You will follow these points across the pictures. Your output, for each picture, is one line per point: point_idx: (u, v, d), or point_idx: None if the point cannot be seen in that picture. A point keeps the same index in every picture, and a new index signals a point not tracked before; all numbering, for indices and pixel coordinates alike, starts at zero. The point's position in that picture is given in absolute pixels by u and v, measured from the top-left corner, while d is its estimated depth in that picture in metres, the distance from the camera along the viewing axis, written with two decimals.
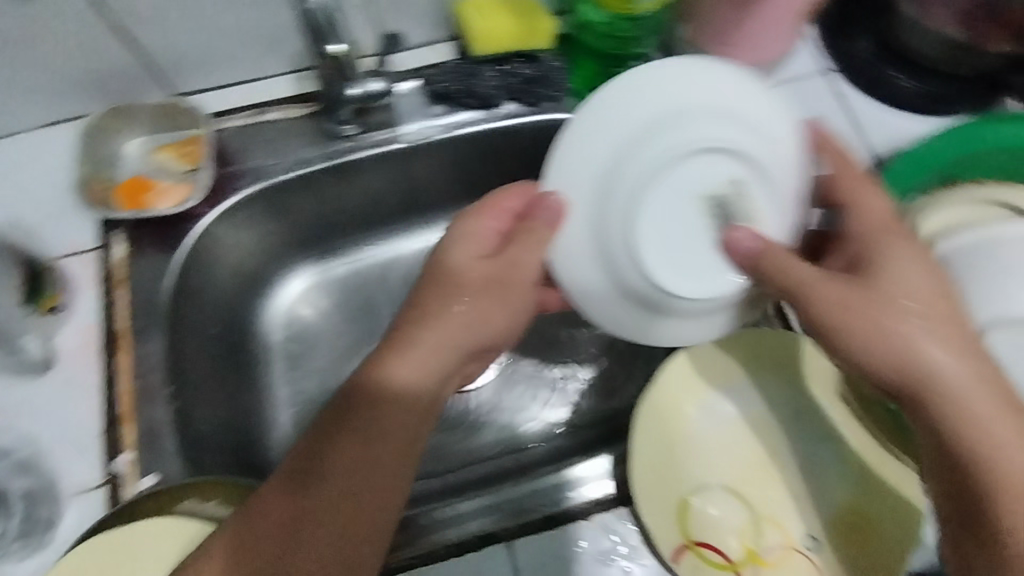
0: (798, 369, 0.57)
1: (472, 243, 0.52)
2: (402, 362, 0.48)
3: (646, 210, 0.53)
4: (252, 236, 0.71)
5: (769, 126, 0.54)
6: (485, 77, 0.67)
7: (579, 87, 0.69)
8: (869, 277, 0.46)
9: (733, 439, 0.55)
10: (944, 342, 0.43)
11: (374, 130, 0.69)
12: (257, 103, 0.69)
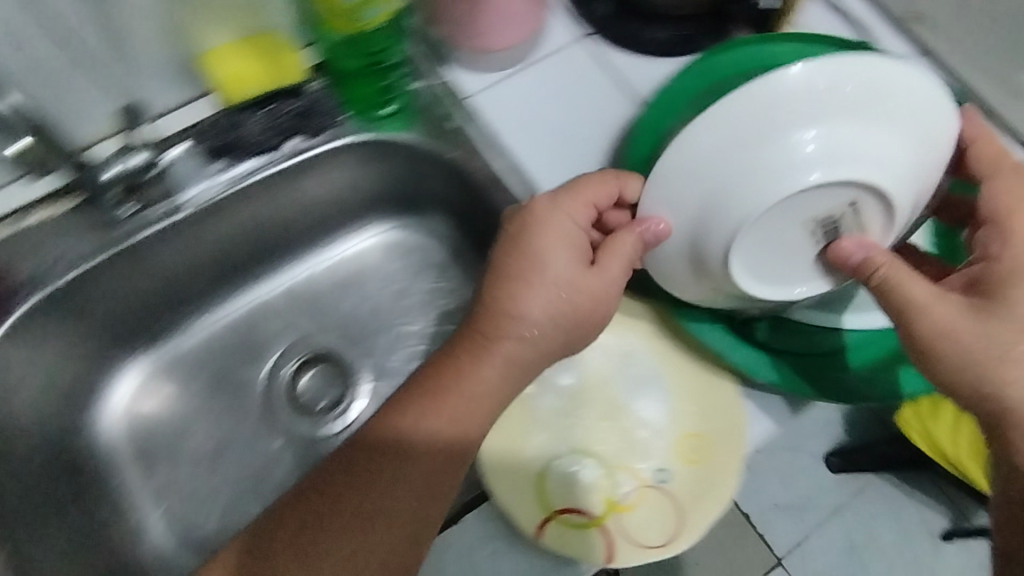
0: (617, 324, 0.59)
1: (572, 222, 0.54)
2: (426, 415, 0.51)
3: (755, 235, 0.50)
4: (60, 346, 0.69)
5: (884, 144, 0.47)
6: (252, 120, 0.67)
7: (358, 108, 0.69)
8: (992, 305, 0.49)
9: (585, 412, 0.57)
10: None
11: (155, 204, 0.66)
12: (9, 211, 0.64)
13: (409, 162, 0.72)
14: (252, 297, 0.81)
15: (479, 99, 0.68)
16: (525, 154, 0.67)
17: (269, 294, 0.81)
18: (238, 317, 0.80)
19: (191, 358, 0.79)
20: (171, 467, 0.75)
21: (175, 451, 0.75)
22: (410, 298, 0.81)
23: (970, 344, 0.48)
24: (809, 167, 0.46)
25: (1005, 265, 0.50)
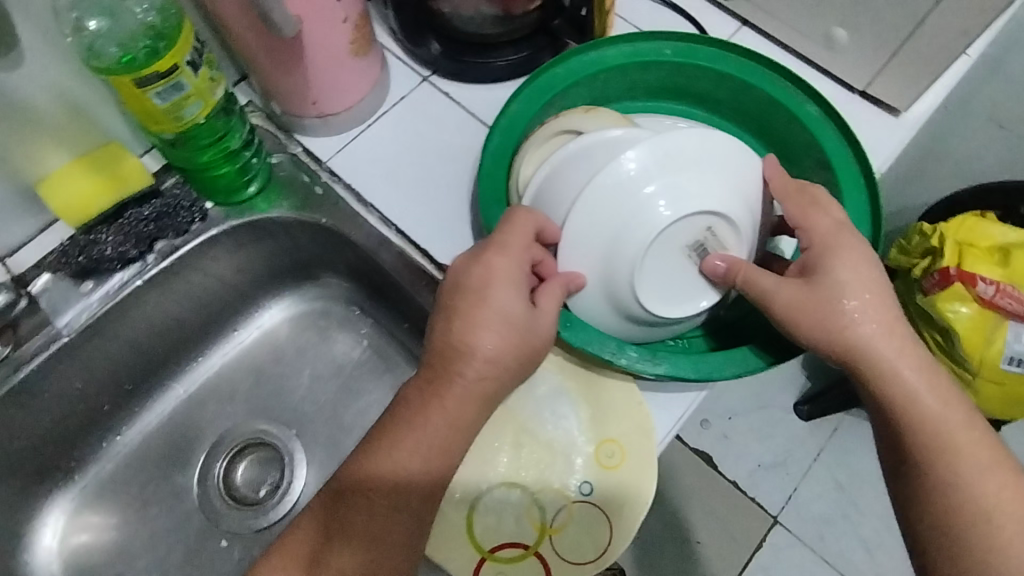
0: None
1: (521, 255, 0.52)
2: (395, 468, 0.49)
3: (647, 267, 0.53)
4: None
5: (719, 180, 0.53)
6: (107, 236, 0.67)
7: (220, 198, 0.69)
8: (815, 276, 0.51)
9: (489, 441, 0.55)
10: (891, 346, 0.50)
11: (29, 339, 0.65)
12: None
13: (286, 233, 0.72)
14: (166, 404, 0.79)
15: (335, 160, 0.70)
16: (391, 203, 0.68)
17: (183, 396, 0.80)
18: (155, 427, 0.79)
19: (117, 478, 0.76)
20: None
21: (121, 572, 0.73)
22: (330, 360, 0.81)
23: (819, 313, 0.50)
24: (660, 208, 0.52)
25: (824, 240, 0.52)
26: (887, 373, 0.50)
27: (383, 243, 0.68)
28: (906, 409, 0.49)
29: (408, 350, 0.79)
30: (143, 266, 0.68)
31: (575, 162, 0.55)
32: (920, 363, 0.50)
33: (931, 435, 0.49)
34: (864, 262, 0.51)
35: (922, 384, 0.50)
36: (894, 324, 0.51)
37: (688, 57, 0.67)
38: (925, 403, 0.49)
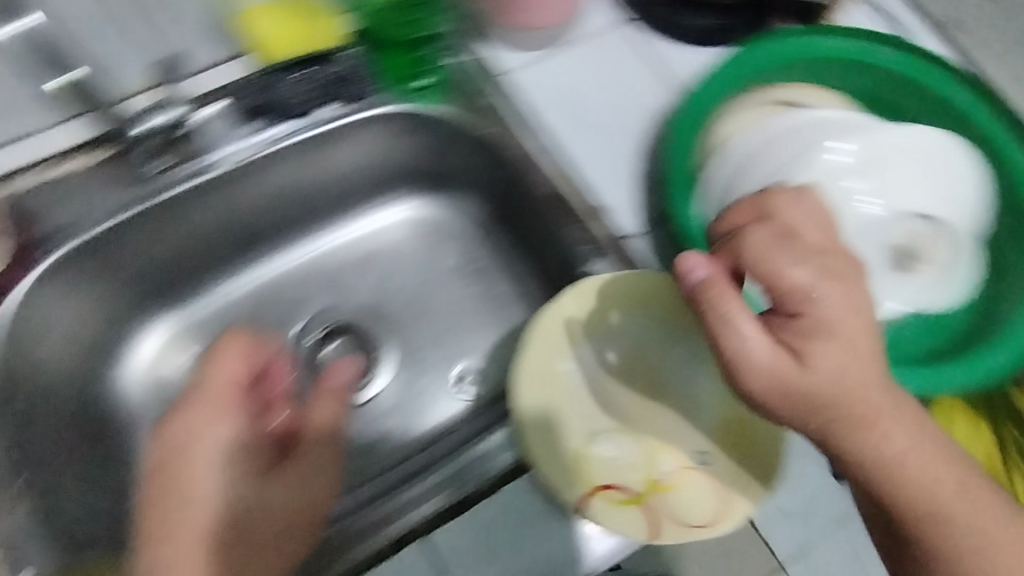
0: (660, 300, 0.56)
1: (232, 376, 0.57)
2: (194, 512, 0.48)
3: (843, 259, 0.54)
4: (75, 299, 0.67)
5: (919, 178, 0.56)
6: (288, 81, 0.66)
7: (391, 82, 0.69)
8: (805, 352, 0.42)
9: (612, 386, 0.56)
10: (880, 414, 0.42)
11: (189, 161, 0.66)
12: (38, 158, 0.62)
13: (444, 136, 0.70)
14: (270, 266, 0.80)
15: (520, 76, 0.67)
16: (565, 136, 0.65)
17: (291, 269, 0.80)
18: (256, 286, 0.79)
19: (209, 322, 0.77)
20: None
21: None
22: (433, 274, 0.81)
23: (828, 385, 0.41)
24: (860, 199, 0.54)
25: (812, 321, 0.42)
26: (873, 457, 0.43)
27: (544, 174, 0.65)
28: (916, 479, 0.43)
29: (520, 282, 0.79)
30: (310, 120, 0.68)
31: (781, 137, 0.56)
32: (929, 439, 0.43)
33: (939, 504, 0.43)
34: (846, 363, 0.42)
35: (929, 467, 0.43)
36: (884, 398, 0.43)
37: (908, 75, 0.63)
38: (932, 478, 0.43)
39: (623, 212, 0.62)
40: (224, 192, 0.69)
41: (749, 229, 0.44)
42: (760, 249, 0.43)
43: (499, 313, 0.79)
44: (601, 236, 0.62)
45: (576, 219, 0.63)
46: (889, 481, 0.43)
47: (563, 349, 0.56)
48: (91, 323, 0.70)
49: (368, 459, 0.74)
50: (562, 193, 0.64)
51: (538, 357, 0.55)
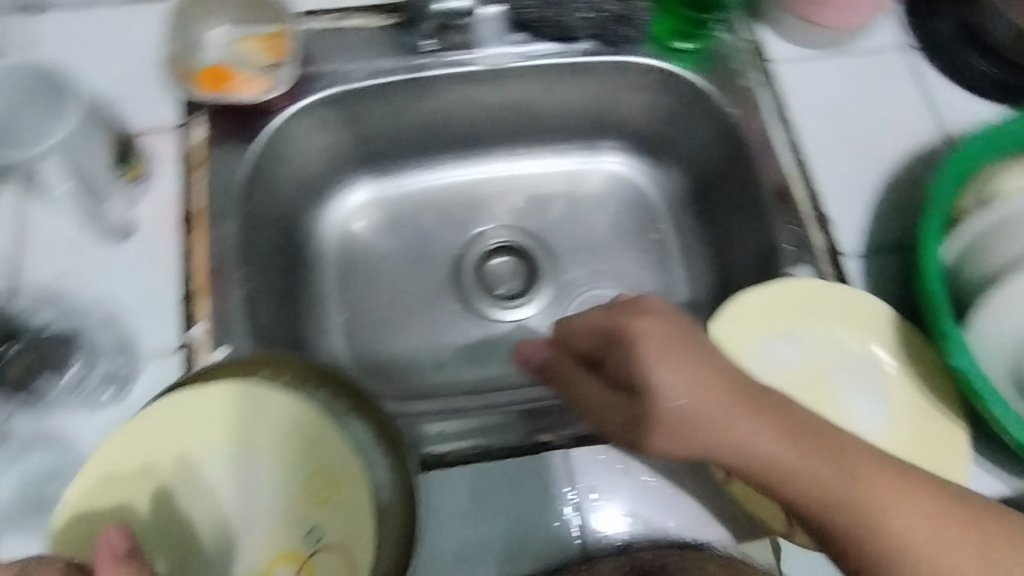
0: (869, 330, 0.57)
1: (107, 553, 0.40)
2: None
3: None
4: (316, 140, 0.70)
5: None
6: (574, 7, 0.67)
7: (658, 34, 0.68)
8: (640, 387, 0.47)
9: (792, 382, 0.56)
10: (748, 421, 0.44)
11: (454, 51, 0.68)
12: (338, 7, 0.68)
13: (685, 102, 0.71)
14: (466, 173, 0.82)
15: (785, 68, 0.67)
16: (810, 136, 0.65)
17: (484, 179, 0.83)
18: (451, 185, 0.83)
19: (400, 204, 0.82)
20: (358, 286, 0.79)
21: (368, 273, 0.79)
22: (614, 226, 0.83)
23: (670, 411, 0.45)
24: None
25: (637, 366, 0.47)
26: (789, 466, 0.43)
27: (776, 167, 0.65)
28: (840, 494, 0.43)
29: (693, 264, 0.79)
30: (568, 49, 0.69)
31: None
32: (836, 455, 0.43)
33: (875, 513, 0.42)
34: (690, 389, 0.44)
35: (856, 478, 0.43)
36: (762, 422, 0.44)
37: None
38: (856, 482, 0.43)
39: (850, 231, 0.62)
40: (462, 92, 0.71)
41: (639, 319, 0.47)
42: (644, 339, 0.47)
43: (665, 282, 0.80)
44: (818, 245, 0.62)
45: (797, 221, 0.63)
46: (816, 492, 0.43)
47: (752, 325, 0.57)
48: (317, 170, 0.75)
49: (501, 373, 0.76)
50: (791, 192, 0.64)
51: (730, 318, 0.57)
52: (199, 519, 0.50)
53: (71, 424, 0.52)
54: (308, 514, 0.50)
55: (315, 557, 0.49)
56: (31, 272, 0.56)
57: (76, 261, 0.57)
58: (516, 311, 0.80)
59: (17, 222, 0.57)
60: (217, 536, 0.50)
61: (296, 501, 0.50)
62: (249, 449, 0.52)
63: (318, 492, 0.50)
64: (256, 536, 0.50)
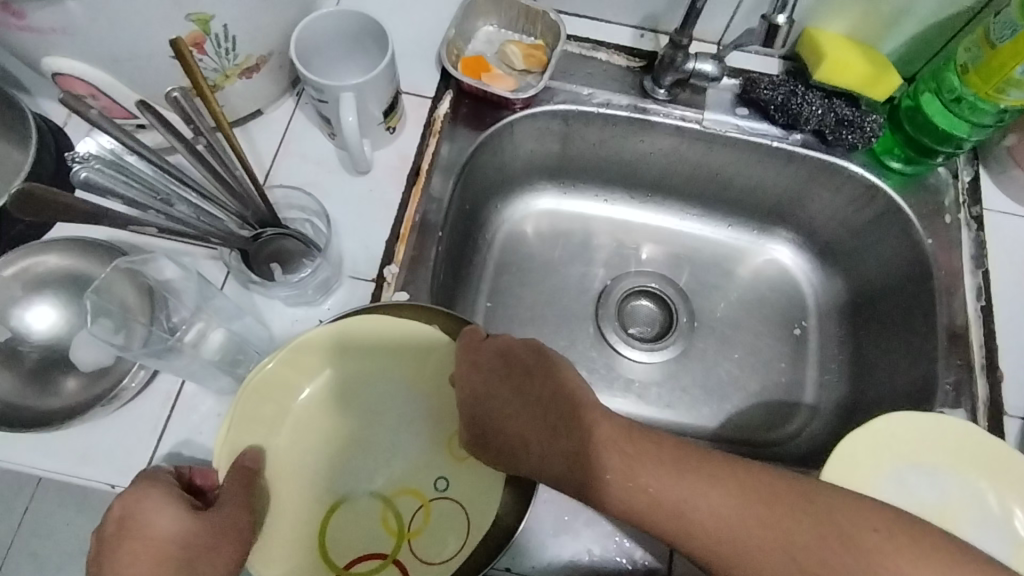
0: (1019, 495, 0.55)
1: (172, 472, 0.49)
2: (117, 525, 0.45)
3: None
4: (528, 142, 0.77)
5: None
6: (809, 101, 0.69)
7: (877, 149, 0.71)
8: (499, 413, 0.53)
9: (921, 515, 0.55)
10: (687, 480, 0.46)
11: (680, 105, 0.73)
12: (594, 39, 0.75)
13: (882, 219, 0.73)
14: (639, 215, 0.86)
15: (991, 217, 0.69)
16: (1002, 289, 0.67)
17: (653, 225, 0.86)
18: (621, 220, 0.86)
19: (566, 223, 0.85)
20: (507, 280, 0.82)
21: (522, 274, 0.82)
22: (761, 310, 0.83)
23: (492, 415, 0.53)
24: None
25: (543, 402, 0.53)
26: (641, 490, 0.46)
27: (958, 306, 0.66)
28: (696, 519, 0.45)
29: (829, 373, 0.78)
30: (786, 137, 0.72)
31: None
32: (702, 467, 0.46)
33: (744, 534, 0.44)
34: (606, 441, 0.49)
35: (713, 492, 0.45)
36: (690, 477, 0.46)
37: None
38: (712, 498, 0.45)
39: (1017, 394, 0.63)
40: (668, 143, 0.76)
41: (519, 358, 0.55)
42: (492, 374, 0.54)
43: (791, 378, 0.79)
44: (978, 394, 0.63)
45: (964, 364, 0.64)
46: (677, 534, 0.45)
47: (901, 446, 0.56)
48: (516, 169, 0.81)
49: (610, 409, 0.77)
50: (965, 336, 0.65)
51: (879, 426, 0.57)
52: (348, 429, 0.56)
53: (273, 308, 0.59)
54: (444, 464, 0.56)
55: (440, 501, 0.54)
56: (280, 174, 0.65)
57: (318, 178, 0.65)
58: (646, 353, 0.80)
59: (283, 132, 0.67)
60: (363, 450, 0.56)
61: (439, 449, 0.56)
62: (411, 387, 0.57)
63: (461, 448, 0.56)
64: (393, 463, 0.56)
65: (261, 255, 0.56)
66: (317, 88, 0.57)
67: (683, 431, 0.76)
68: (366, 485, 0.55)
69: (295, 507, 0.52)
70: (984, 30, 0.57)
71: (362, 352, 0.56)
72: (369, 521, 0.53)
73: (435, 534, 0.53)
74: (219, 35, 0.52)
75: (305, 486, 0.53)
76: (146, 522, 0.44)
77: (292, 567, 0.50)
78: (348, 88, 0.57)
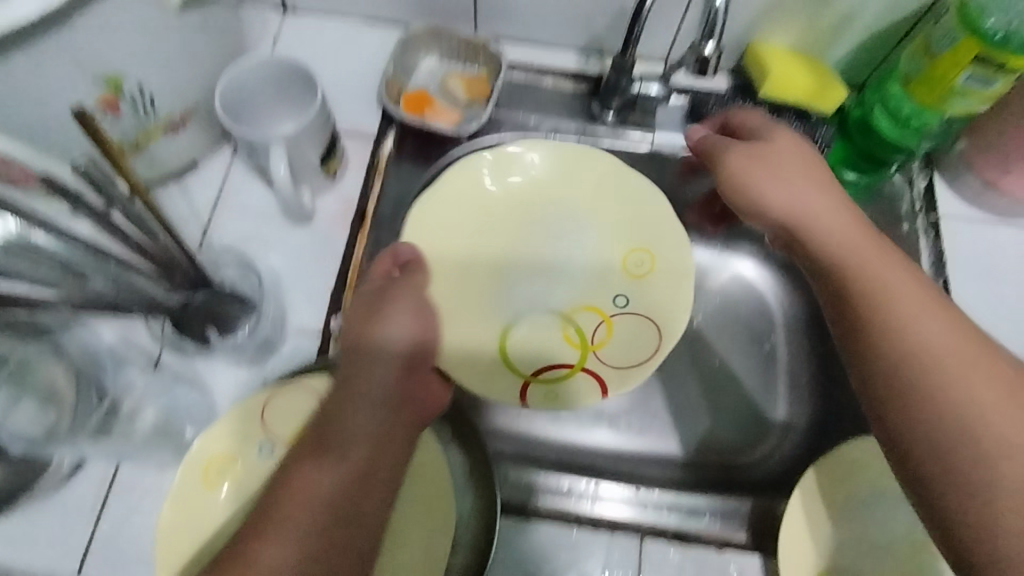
0: None
1: (383, 273, 0.54)
2: (330, 398, 0.48)
3: None
4: None
5: None
6: None
7: (832, 160, 0.69)
8: (760, 147, 0.55)
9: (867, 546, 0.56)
10: (963, 345, 0.44)
11: (630, 127, 0.72)
12: (539, 65, 0.73)
13: None
14: None
15: (948, 224, 0.68)
16: (963, 297, 0.65)
17: None
18: None
19: None
20: None
21: None
22: (731, 328, 0.81)
23: (737, 168, 0.55)
24: None
25: (825, 210, 0.51)
26: (920, 335, 0.44)
27: None
28: (961, 397, 0.42)
29: (801, 390, 0.77)
30: None
31: None
32: (971, 349, 0.43)
33: (978, 422, 0.41)
34: (880, 263, 0.48)
35: (977, 381, 0.42)
36: (966, 351, 0.43)
37: None
38: (978, 386, 0.42)
39: None
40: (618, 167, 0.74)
41: (800, 143, 0.55)
42: (768, 148, 0.55)
43: (764, 397, 0.77)
44: None
45: None
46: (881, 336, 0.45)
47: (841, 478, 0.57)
48: None
49: (575, 445, 0.75)
50: None
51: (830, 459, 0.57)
52: (522, 240, 0.68)
53: (217, 368, 0.56)
54: (621, 283, 0.66)
55: (619, 316, 0.64)
56: (217, 230, 0.63)
57: (257, 230, 0.63)
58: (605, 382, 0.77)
59: (219, 184, 0.64)
60: (545, 263, 0.68)
61: (618, 267, 0.66)
62: (585, 218, 0.68)
63: (637, 266, 0.66)
64: (576, 284, 0.67)
65: (195, 321, 0.54)
66: (248, 139, 0.55)
67: (654, 462, 0.74)
68: (552, 305, 0.66)
69: (470, 353, 0.62)
70: (923, 40, 0.56)
71: (513, 200, 0.68)
72: (552, 340, 0.64)
73: (620, 344, 0.63)
74: (135, 94, 0.50)
75: (497, 293, 0.66)
76: (346, 428, 0.46)
77: (487, 375, 0.61)
78: (278, 139, 0.55)
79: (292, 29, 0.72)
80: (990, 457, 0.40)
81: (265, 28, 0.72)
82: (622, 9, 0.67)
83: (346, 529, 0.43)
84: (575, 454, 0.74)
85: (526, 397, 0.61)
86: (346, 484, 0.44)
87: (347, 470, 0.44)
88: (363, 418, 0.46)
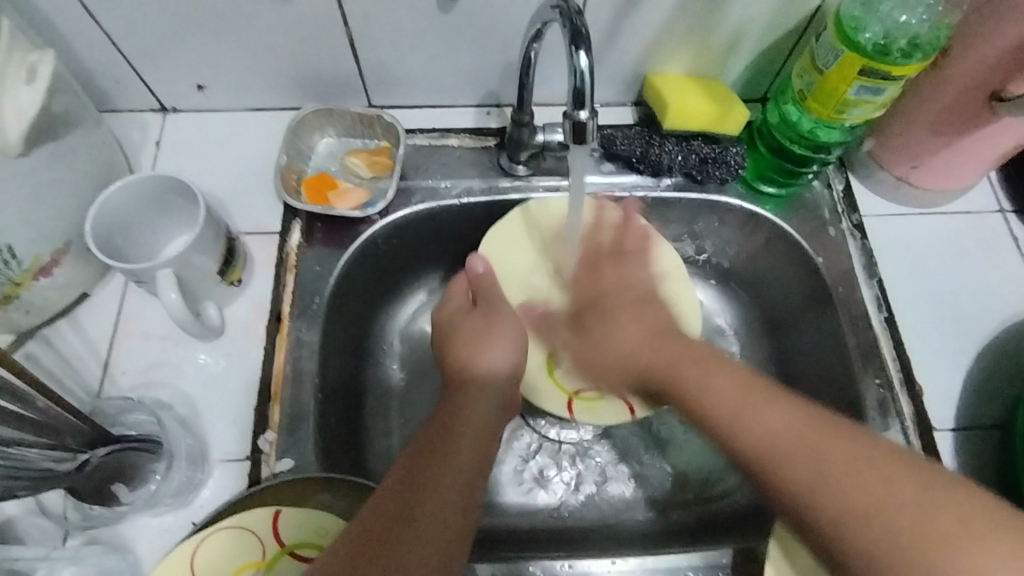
0: None
1: (458, 307, 0.58)
2: (451, 404, 0.50)
3: None
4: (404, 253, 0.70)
5: None
6: (667, 150, 0.66)
7: (748, 176, 0.68)
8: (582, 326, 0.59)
9: None
10: (740, 397, 0.45)
11: (542, 176, 0.69)
12: (440, 127, 0.70)
13: (773, 246, 0.69)
14: None
15: (872, 223, 0.68)
16: (900, 295, 0.65)
17: None
18: None
19: None
20: None
21: None
22: None
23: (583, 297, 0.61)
24: None
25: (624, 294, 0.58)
26: (715, 398, 0.46)
27: (863, 321, 0.63)
28: (751, 437, 0.43)
29: None
30: (656, 185, 0.68)
31: None
32: (748, 387, 0.46)
33: (786, 455, 0.42)
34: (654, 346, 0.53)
35: (766, 414, 0.44)
36: (749, 399, 0.45)
37: None
38: (768, 425, 0.43)
39: (940, 407, 0.60)
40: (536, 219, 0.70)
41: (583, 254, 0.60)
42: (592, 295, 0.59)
43: None
44: (905, 412, 0.60)
45: (884, 383, 0.61)
46: (766, 474, 0.42)
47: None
48: None
49: (547, 511, 0.69)
50: (879, 353, 0.62)
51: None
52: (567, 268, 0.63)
53: (137, 525, 0.52)
54: None
55: None
56: (117, 362, 0.58)
57: (163, 356, 0.58)
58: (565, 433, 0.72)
59: (114, 311, 0.60)
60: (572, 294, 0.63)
61: None
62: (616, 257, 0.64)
63: None
64: None
65: (88, 487, 0.52)
66: (129, 271, 0.51)
67: (632, 514, 0.70)
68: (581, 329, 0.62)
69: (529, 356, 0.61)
70: (810, 57, 0.57)
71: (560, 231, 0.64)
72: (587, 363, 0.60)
73: None
74: None
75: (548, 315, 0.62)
76: (452, 457, 0.45)
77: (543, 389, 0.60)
78: (164, 265, 0.52)
79: (176, 132, 0.69)
80: (826, 478, 0.39)
81: (145, 134, 0.68)
82: (512, 62, 0.65)
83: (461, 506, 0.43)
84: (549, 518, 0.69)
85: (574, 409, 0.59)
86: (385, 511, 0.41)
87: (436, 492, 0.43)
88: (480, 415, 0.50)
